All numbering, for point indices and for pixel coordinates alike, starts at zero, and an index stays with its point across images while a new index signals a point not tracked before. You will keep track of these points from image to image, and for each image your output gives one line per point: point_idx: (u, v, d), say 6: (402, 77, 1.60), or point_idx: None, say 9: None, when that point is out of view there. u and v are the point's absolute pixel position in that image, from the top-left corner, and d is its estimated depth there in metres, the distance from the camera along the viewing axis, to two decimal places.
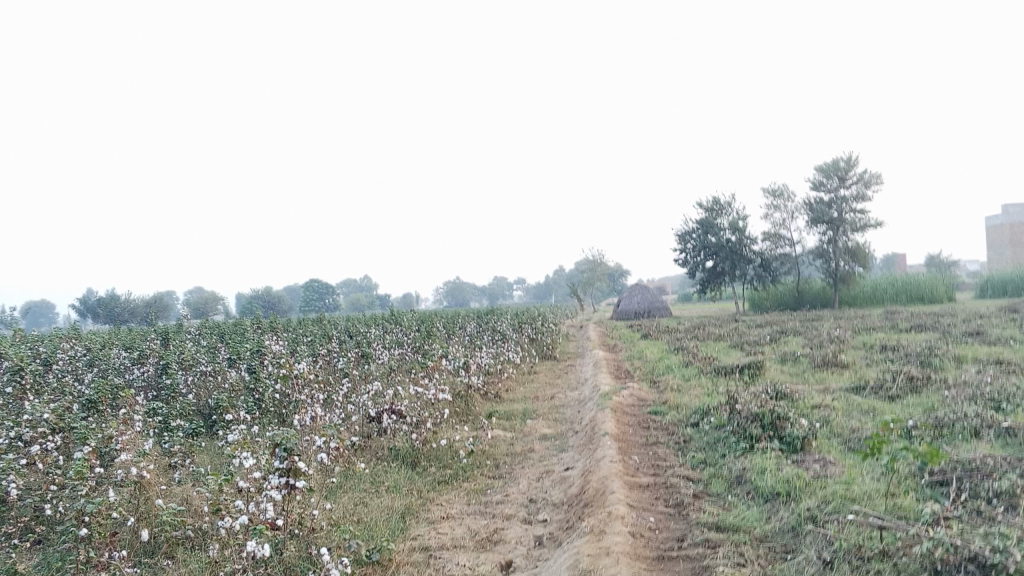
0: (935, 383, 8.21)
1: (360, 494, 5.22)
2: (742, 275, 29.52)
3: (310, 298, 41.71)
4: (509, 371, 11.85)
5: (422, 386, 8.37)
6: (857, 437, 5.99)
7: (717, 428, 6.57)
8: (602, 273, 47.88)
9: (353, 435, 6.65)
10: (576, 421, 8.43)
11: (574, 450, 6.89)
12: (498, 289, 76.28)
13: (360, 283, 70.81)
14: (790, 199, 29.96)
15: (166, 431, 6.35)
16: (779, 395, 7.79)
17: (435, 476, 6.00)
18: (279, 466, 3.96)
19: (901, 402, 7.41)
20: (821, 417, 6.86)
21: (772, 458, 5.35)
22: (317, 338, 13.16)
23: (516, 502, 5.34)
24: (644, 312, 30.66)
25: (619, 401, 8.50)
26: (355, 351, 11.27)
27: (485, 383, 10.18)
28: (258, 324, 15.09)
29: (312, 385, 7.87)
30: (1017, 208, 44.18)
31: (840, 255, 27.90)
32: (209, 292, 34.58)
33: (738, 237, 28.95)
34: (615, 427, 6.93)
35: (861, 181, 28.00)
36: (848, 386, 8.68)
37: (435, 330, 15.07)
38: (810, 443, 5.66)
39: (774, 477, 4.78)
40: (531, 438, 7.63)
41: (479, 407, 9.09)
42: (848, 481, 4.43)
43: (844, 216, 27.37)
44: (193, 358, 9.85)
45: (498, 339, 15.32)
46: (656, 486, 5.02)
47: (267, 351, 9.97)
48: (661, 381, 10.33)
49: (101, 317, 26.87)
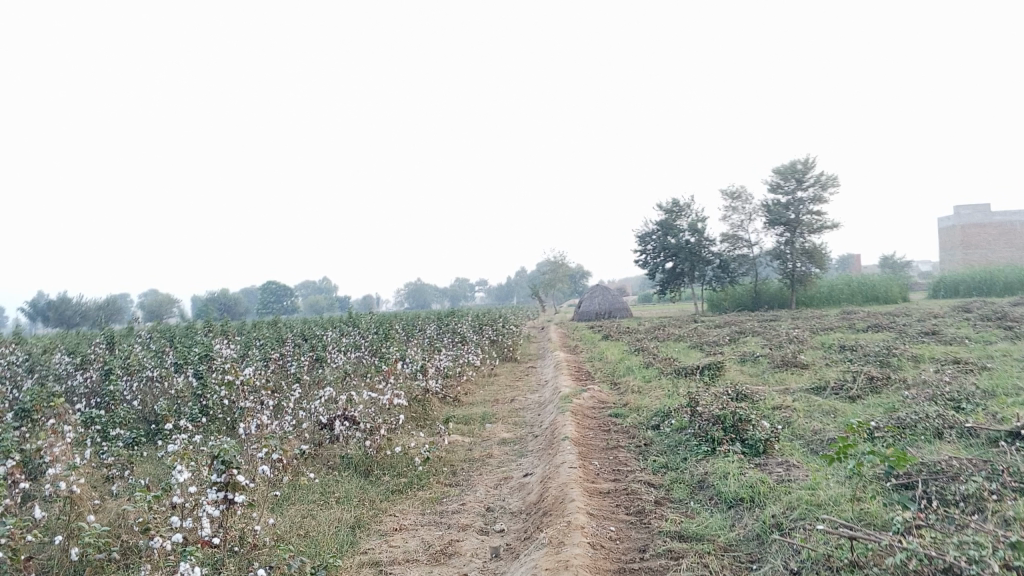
0: (894, 383, 8.19)
1: (308, 506, 4.97)
2: (702, 276, 29.67)
3: (268, 301, 41.03)
4: (468, 374, 11.65)
5: (377, 391, 8.13)
6: (820, 440, 5.89)
7: (678, 431, 6.43)
8: (563, 275, 47.90)
9: (304, 442, 6.39)
10: (536, 425, 8.26)
11: (533, 455, 6.71)
12: (459, 290, 75.98)
13: (319, 284, 70.02)
14: (749, 200, 30.19)
15: (104, 441, 6.03)
16: (741, 396, 7.69)
17: (389, 485, 5.77)
18: (216, 480, 3.71)
19: (863, 403, 7.36)
20: (783, 419, 6.78)
21: (735, 462, 5.22)
22: (272, 342, 12.83)
23: (473, 511, 5.14)
24: (605, 313, 30.66)
25: (579, 404, 8.35)
26: (310, 355, 10.98)
27: (444, 387, 9.97)
28: (211, 328, 14.68)
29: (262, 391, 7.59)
30: (967, 209, 45.14)
31: (797, 256, 28.18)
32: (164, 295, 33.80)
33: (697, 238, 29.09)
34: (575, 431, 6.76)
35: (818, 182, 28.33)
36: (808, 387, 8.62)
37: (393, 333, 14.80)
38: (772, 445, 5.55)
39: (737, 482, 4.64)
40: (490, 443, 7.43)
41: (437, 411, 8.88)
42: (813, 486, 4.30)
43: (801, 218, 27.64)
44: (138, 364, 9.49)
45: (457, 341, 15.11)
46: (616, 493, 4.86)
47: (217, 357, 9.65)
48: (622, 382, 10.22)
49: (52, 321, 26.09)
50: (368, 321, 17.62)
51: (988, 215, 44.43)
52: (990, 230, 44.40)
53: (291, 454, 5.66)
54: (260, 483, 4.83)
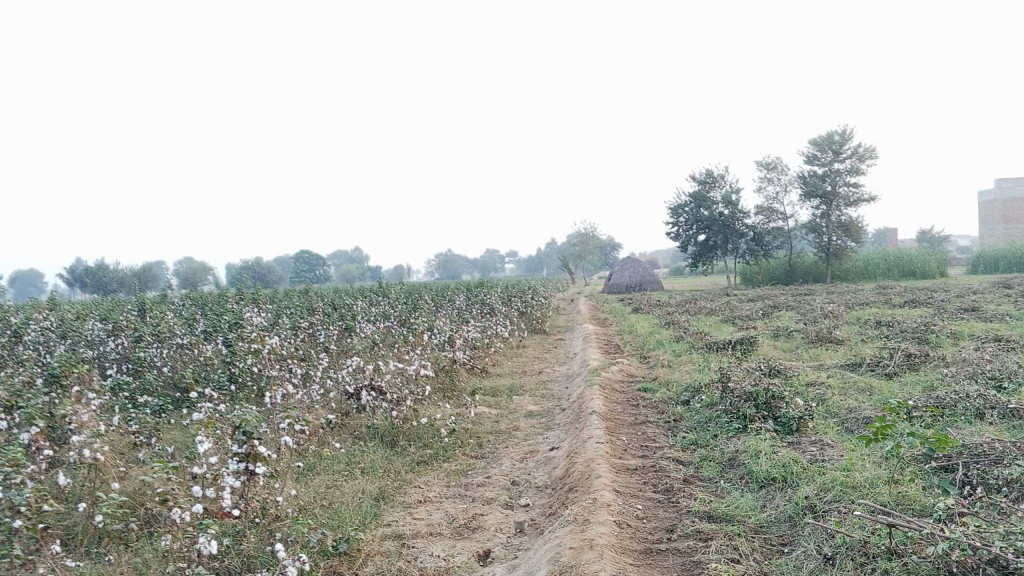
0: (933, 361, 7.97)
1: (333, 477, 4.94)
2: (734, 249, 29.27)
3: (300, 269, 41.28)
4: (497, 345, 11.60)
5: (404, 361, 8.10)
6: (855, 419, 5.74)
7: (709, 407, 6.32)
8: (593, 246, 47.61)
9: (330, 412, 6.37)
10: (564, 397, 8.18)
11: (560, 429, 6.63)
12: (489, 261, 75.95)
13: (351, 254, 70.35)
14: (784, 172, 29.64)
15: (132, 408, 6.06)
16: (774, 372, 7.53)
17: (414, 456, 5.73)
18: (237, 451, 3.67)
19: (900, 380, 7.17)
20: (816, 396, 6.62)
21: (767, 439, 5.10)
22: (301, 310, 12.86)
23: (498, 485, 5.08)
24: (635, 285, 30.43)
25: (608, 377, 8.25)
26: (338, 324, 10.98)
27: (472, 357, 9.92)
28: (242, 296, 14.76)
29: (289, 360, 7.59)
30: (1010, 182, 43.95)
31: (833, 229, 27.66)
32: (199, 262, 34.16)
33: (731, 210, 28.67)
34: (603, 405, 6.66)
35: (856, 154, 27.71)
36: (842, 363, 8.43)
37: (422, 303, 14.77)
38: (806, 424, 5.41)
39: (769, 461, 4.52)
40: (517, 416, 7.37)
41: (464, 381, 8.83)
42: (849, 467, 4.17)
43: (837, 190, 27.08)
44: (168, 331, 9.55)
45: (486, 312, 15.05)
46: (644, 470, 4.76)
47: (246, 325, 9.67)
48: (651, 356, 10.09)
49: (89, 287, 26.46)
50: (398, 291, 17.61)
51: None
52: None
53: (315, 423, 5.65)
54: (283, 453, 4.80)
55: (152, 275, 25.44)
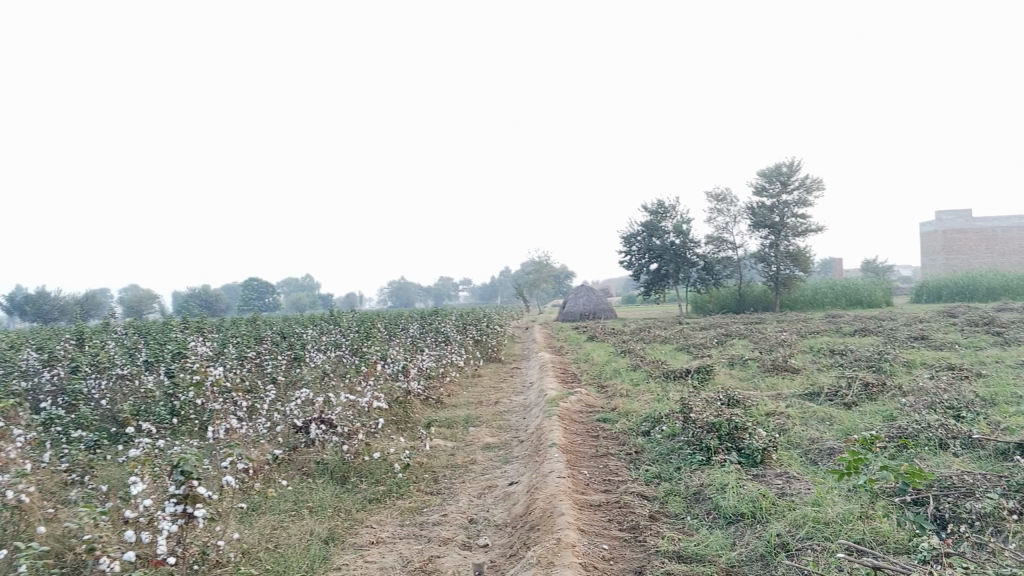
0: (890, 390, 7.95)
1: (281, 518, 4.67)
2: (687, 278, 29.49)
3: (250, 297, 40.49)
4: (451, 375, 11.36)
5: (356, 392, 7.83)
6: (819, 450, 5.64)
7: (670, 438, 6.17)
8: (547, 275, 47.68)
9: (279, 447, 6.08)
10: (521, 428, 7.97)
11: (518, 462, 6.43)
12: (443, 289, 75.67)
13: (302, 282, 69.42)
14: (734, 202, 30.06)
15: (64, 443, 5.70)
16: (733, 402, 7.43)
17: (366, 493, 5.47)
18: (174, 493, 3.41)
19: (859, 410, 7.11)
20: (777, 426, 6.53)
21: (732, 472, 4.96)
22: (249, 339, 12.47)
23: (455, 524, 4.84)
24: (589, 313, 30.43)
25: (566, 407, 8.06)
26: (287, 354, 10.64)
27: (426, 388, 9.66)
28: (187, 325, 14.30)
29: (234, 392, 7.27)
30: (949, 214, 45.22)
31: (782, 259, 28.05)
32: (145, 289, 33.25)
33: (682, 240, 28.91)
34: (563, 437, 6.47)
35: (804, 185, 28.22)
36: (800, 393, 8.38)
37: (375, 332, 14.47)
38: (770, 456, 5.29)
39: (737, 496, 4.37)
40: (473, 448, 7.13)
41: (418, 413, 8.56)
42: (819, 502, 4.03)
43: (786, 221, 27.50)
44: (108, 361, 9.14)
45: (440, 341, 14.79)
46: (609, 506, 4.58)
47: (190, 356, 9.29)
48: (609, 385, 9.94)
49: (29, 316, 25.49)
50: (350, 319, 17.27)
51: (970, 220, 44.56)
52: (972, 236, 44.50)
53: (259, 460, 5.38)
54: (226, 493, 4.52)
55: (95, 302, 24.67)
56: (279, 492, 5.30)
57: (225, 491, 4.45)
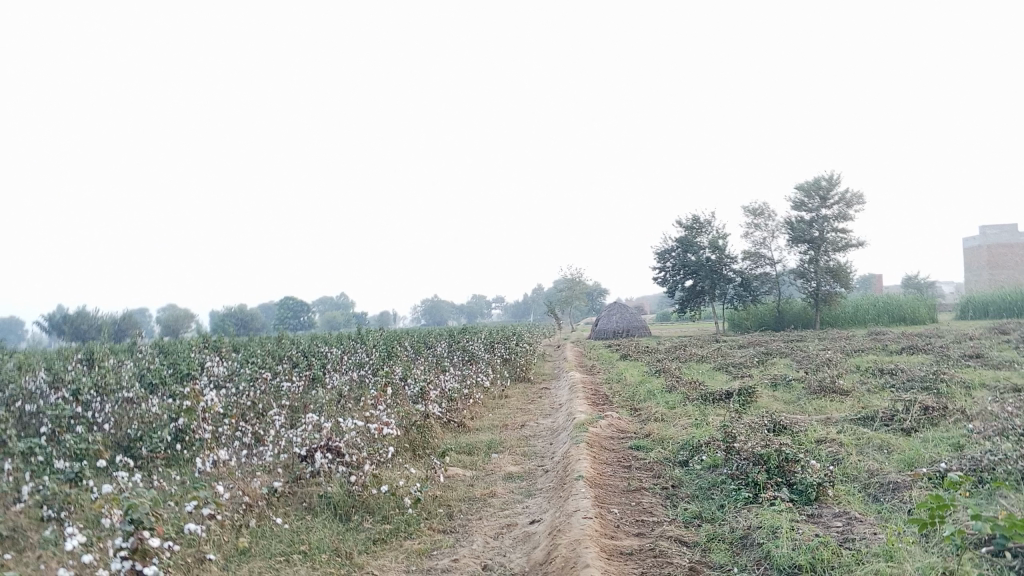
0: (953, 414, 7.22)
1: (271, 567, 4.16)
2: (722, 295, 28.67)
3: (284, 316, 40.28)
4: (477, 397, 10.80)
5: (369, 417, 7.30)
6: (880, 486, 4.99)
7: (710, 471, 5.55)
8: (581, 293, 47.06)
9: (279, 481, 5.57)
10: (547, 456, 7.38)
11: (542, 496, 5.83)
12: (476, 308, 75.29)
13: (336, 300, 69.46)
14: (771, 217, 29.24)
15: (43, 476, 5.23)
16: (778, 428, 6.77)
17: (370, 533, 4.93)
18: (121, 545, 2.91)
19: (920, 438, 6.42)
20: (830, 457, 5.86)
21: (783, 513, 4.35)
22: (268, 359, 12.04)
23: (466, 570, 4.27)
24: (623, 331, 29.72)
25: (596, 433, 7.45)
26: (303, 376, 10.15)
27: (448, 410, 9.12)
28: (207, 344, 13.92)
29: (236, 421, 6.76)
30: (994, 229, 43.71)
31: (821, 275, 27.14)
32: (181, 309, 33.09)
33: (718, 256, 28.14)
34: (591, 468, 5.87)
35: (843, 199, 27.34)
36: (852, 417, 7.68)
37: (399, 351, 13.96)
38: (827, 492, 4.66)
39: (792, 544, 3.74)
40: (494, 478, 6.56)
41: (438, 438, 8.01)
42: (891, 555, 3.38)
43: (825, 236, 26.62)
44: (115, 383, 8.73)
45: (467, 361, 14.23)
46: (642, 554, 3.96)
47: (199, 378, 8.85)
48: (642, 408, 9.28)
49: (66, 336, 25.34)
50: (375, 337, 16.82)
51: (1015, 235, 43.13)
52: (1018, 251, 43.06)
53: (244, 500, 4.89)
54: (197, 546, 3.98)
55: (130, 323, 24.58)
56: (275, 533, 4.78)
57: (202, 535, 3.93)
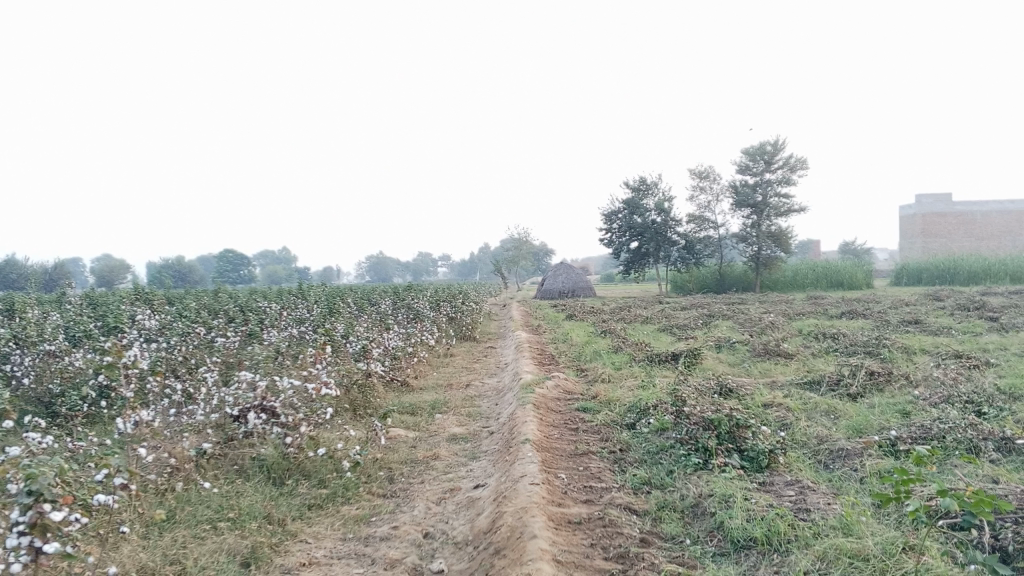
0: (898, 380, 7.25)
1: (197, 537, 3.90)
2: (667, 257, 28.81)
3: (224, 270, 39.25)
4: (421, 355, 10.55)
5: (308, 375, 7.00)
6: (830, 454, 4.93)
7: (658, 435, 5.42)
8: (527, 252, 46.92)
9: (208, 442, 5.26)
10: (493, 417, 7.20)
11: (486, 459, 5.64)
12: (421, 266, 74.71)
13: (278, 254, 68.08)
14: (716, 180, 29.36)
15: None
16: (726, 391, 6.69)
17: (305, 498, 4.69)
18: (19, 519, 2.62)
19: (867, 404, 6.41)
20: (779, 422, 5.79)
21: (735, 482, 4.24)
22: (203, 313, 11.57)
23: (407, 539, 4.06)
24: (568, 291, 29.70)
25: (542, 394, 7.28)
26: (239, 332, 9.75)
27: (390, 369, 8.84)
28: (139, 296, 13.34)
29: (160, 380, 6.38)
30: (929, 198, 44.75)
31: (763, 239, 27.41)
32: (117, 259, 31.92)
33: (663, 218, 28.18)
34: (537, 431, 5.69)
35: (788, 164, 27.55)
36: (798, 381, 7.65)
37: (340, 307, 13.59)
38: (778, 459, 4.58)
39: (746, 515, 3.62)
40: (437, 440, 6.35)
41: (380, 398, 7.75)
42: (849, 529, 3.29)
43: (768, 200, 26.84)
44: (36, 334, 8.21)
45: (411, 319, 13.94)
46: (591, 523, 3.79)
47: (127, 332, 8.38)
48: (589, 369, 9.16)
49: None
50: (317, 292, 16.37)
51: (949, 204, 44.25)
52: (951, 220, 44.24)
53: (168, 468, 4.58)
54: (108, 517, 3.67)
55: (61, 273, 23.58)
56: (202, 498, 4.50)
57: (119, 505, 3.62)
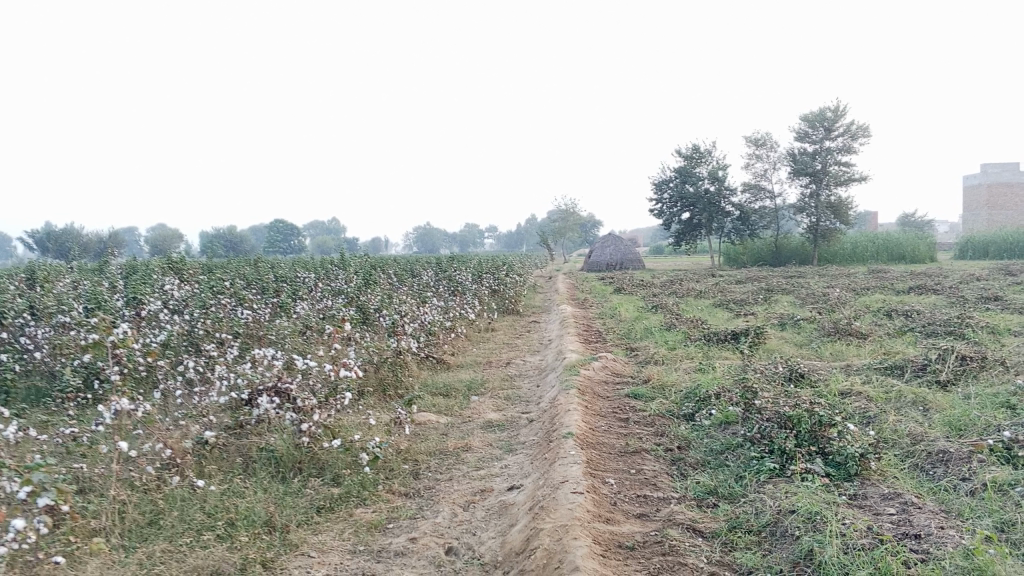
0: (992, 366, 6.40)
1: (175, 554, 3.34)
2: (719, 228, 27.74)
3: (274, 239, 39.18)
4: (459, 330, 9.94)
5: (332, 355, 6.40)
6: (931, 460, 4.15)
7: (722, 431, 4.70)
8: (574, 223, 46.04)
9: (212, 428, 4.68)
10: (533, 401, 6.55)
11: (524, 454, 4.98)
12: (468, 237, 74.25)
13: (327, 226, 68.03)
14: (774, 148, 28.08)
15: None
16: (796, 377, 5.90)
17: (314, 498, 4.08)
18: None
19: (963, 395, 5.57)
20: (862, 415, 5.02)
21: (821, 495, 3.50)
22: (234, 283, 11.07)
23: (425, 556, 3.44)
24: (616, 263, 28.85)
25: (588, 376, 6.59)
26: (268, 305, 9.19)
27: (425, 345, 8.23)
28: (172, 265, 12.92)
29: (167, 365, 5.81)
30: (996, 167, 42.56)
31: (822, 210, 26.14)
32: (168, 230, 31.87)
33: (717, 187, 27.06)
34: (582, 422, 5.00)
35: (849, 132, 26.19)
36: (876, 364, 6.84)
37: (379, 278, 13.04)
38: (870, 466, 3.83)
39: (843, 545, 2.89)
40: (471, 427, 5.70)
41: (412, 378, 7.13)
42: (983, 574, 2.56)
43: (828, 169, 25.54)
44: (53, 304, 7.75)
45: (451, 291, 13.33)
46: (646, 549, 3.10)
47: (147, 303, 7.87)
48: (641, 348, 8.44)
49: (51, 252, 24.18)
50: (357, 263, 15.81)
51: (1017, 174, 41.96)
52: (1019, 191, 41.98)
53: (150, 467, 4.03)
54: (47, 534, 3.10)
55: (111, 240, 23.57)
56: (194, 498, 3.93)
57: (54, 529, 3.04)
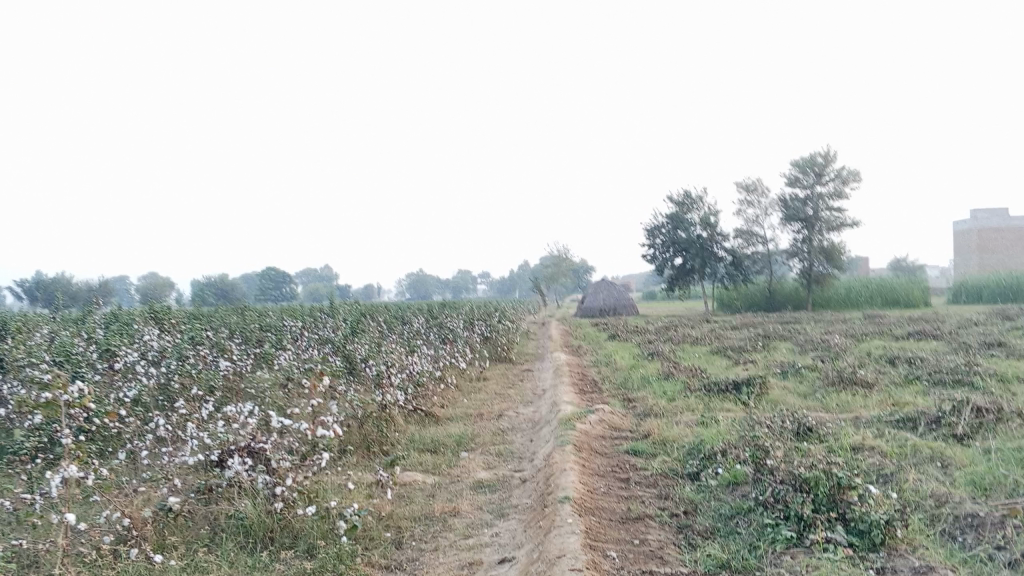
0: (1008, 417, 6.07)
1: None
2: (713, 274, 27.52)
3: (266, 287, 38.77)
4: (449, 380, 9.57)
5: (313, 410, 6.03)
6: (960, 525, 3.80)
7: (731, 494, 4.35)
8: (566, 269, 45.87)
9: (177, 494, 4.31)
10: (527, 457, 6.18)
11: (517, 519, 4.61)
12: (460, 283, 73.95)
13: (319, 273, 67.74)
14: (765, 194, 28.05)
15: None
16: (805, 432, 5.58)
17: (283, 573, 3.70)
18: None
19: (983, 450, 5.23)
20: (878, 473, 4.69)
21: (846, 569, 3.15)
22: (217, 333, 10.69)
23: None
24: (609, 309, 28.60)
25: (584, 431, 6.24)
26: (250, 355, 8.83)
27: (413, 398, 7.86)
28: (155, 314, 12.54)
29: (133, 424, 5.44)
30: (985, 212, 42.59)
31: (815, 255, 26.00)
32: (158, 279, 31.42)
33: (709, 233, 26.95)
34: (579, 483, 4.65)
35: (839, 177, 26.19)
36: (885, 416, 6.51)
37: (368, 326, 12.69)
38: (896, 534, 3.49)
39: None
40: (460, 487, 5.33)
41: (398, 433, 6.75)
42: None
43: (820, 214, 25.43)
44: (22, 356, 7.37)
45: (442, 339, 12.97)
46: None
47: (122, 354, 7.50)
48: (637, 398, 8.10)
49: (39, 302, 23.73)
50: (346, 310, 15.45)
51: (1006, 219, 42.00)
52: (1009, 235, 41.99)
53: (102, 540, 3.65)
54: None
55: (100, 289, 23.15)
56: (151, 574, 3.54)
57: None
